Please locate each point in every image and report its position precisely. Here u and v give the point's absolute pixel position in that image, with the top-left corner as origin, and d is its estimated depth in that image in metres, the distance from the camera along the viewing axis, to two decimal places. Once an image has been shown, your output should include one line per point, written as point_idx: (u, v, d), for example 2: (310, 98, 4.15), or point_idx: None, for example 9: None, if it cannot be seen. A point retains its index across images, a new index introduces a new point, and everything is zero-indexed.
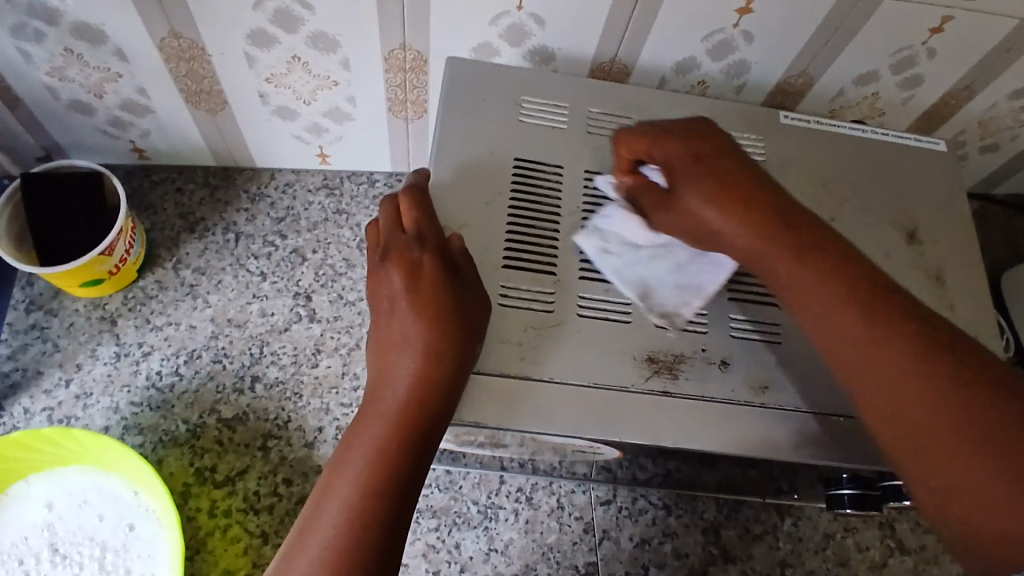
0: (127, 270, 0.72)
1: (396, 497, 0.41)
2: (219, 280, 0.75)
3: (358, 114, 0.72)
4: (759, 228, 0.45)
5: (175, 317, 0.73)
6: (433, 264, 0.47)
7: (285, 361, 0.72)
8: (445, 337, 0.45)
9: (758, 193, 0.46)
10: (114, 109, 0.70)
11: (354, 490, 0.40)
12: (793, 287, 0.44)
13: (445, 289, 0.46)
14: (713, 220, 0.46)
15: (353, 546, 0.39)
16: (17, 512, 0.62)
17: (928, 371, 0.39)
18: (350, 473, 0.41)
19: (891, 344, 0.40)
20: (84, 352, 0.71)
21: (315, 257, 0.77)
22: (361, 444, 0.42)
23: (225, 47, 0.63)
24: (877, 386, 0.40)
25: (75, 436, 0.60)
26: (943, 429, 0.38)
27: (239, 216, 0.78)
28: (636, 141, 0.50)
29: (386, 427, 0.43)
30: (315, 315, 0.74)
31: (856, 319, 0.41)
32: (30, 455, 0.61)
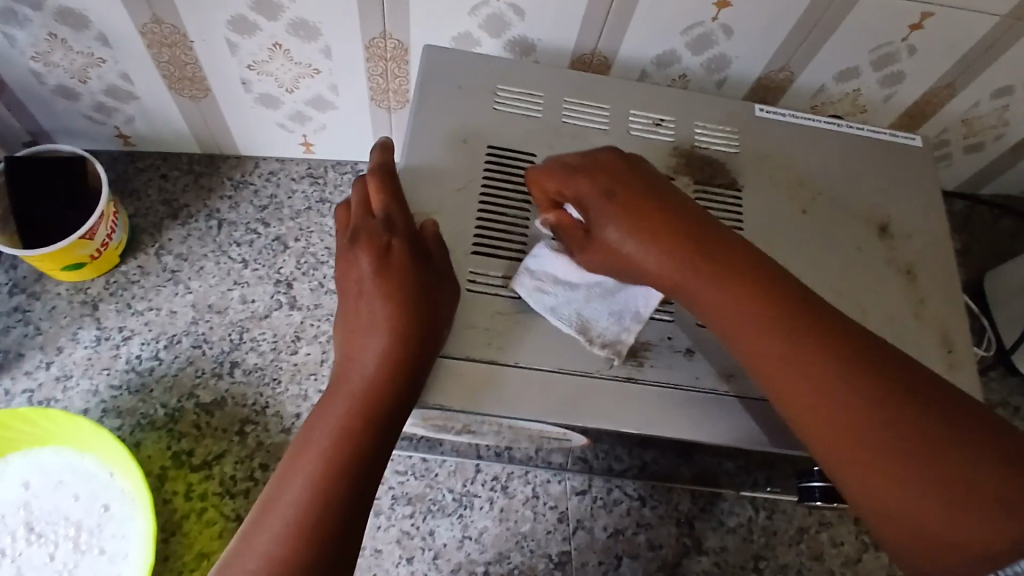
0: (109, 254, 0.72)
1: (360, 477, 0.41)
2: (201, 266, 0.75)
3: (340, 103, 0.73)
4: (674, 254, 0.44)
5: (156, 302, 0.73)
6: (402, 249, 0.47)
7: (265, 348, 0.72)
8: (414, 318, 0.45)
9: (675, 219, 0.45)
10: (98, 95, 0.71)
11: (317, 467, 0.41)
12: (724, 310, 0.43)
13: (414, 271, 0.47)
14: (636, 251, 0.45)
15: (315, 524, 0.39)
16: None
17: (848, 370, 0.39)
18: (317, 448, 0.41)
19: (814, 351, 0.40)
20: (66, 335, 0.71)
21: (297, 245, 0.77)
22: (326, 422, 0.43)
23: (208, 33, 0.64)
24: (803, 395, 0.40)
25: (51, 416, 0.61)
26: (857, 431, 0.38)
27: (222, 203, 0.78)
28: (549, 177, 0.49)
29: (352, 407, 0.43)
30: (295, 302, 0.74)
31: (776, 332, 0.41)
32: (7, 435, 0.62)
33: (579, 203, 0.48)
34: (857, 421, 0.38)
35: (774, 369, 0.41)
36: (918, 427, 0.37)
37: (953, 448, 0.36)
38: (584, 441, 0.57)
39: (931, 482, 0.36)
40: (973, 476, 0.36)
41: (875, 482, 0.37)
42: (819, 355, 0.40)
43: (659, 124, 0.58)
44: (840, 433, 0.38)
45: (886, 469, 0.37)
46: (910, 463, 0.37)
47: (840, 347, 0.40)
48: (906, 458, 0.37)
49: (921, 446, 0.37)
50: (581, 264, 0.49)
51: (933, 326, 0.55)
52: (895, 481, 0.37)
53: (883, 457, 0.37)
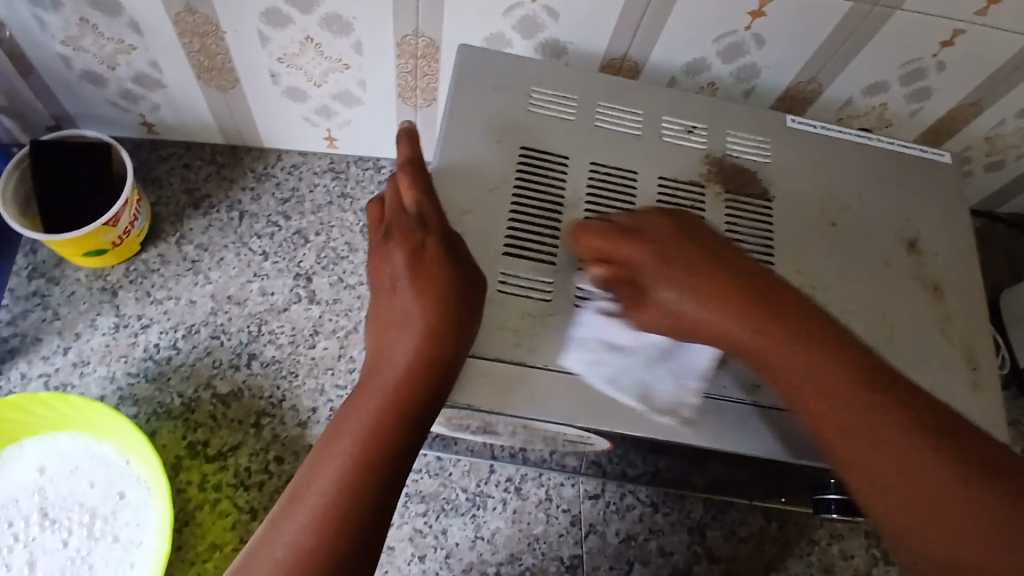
0: (131, 242, 0.72)
1: (390, 471, 0.41)
2: (222, 256, 0.75)
3: (367, 98, 0.73)
4: (722, 308, 0.43)
5: (176, 291, 0.73)
6: (437, 248, 0.47)
7: (283, 341, 0.72)
8: (447, 319, 0.45)
9: (716, 269, 0.45)
10: (125, 82, 0.71)
11: (346, 461, 0.40)
12: (790, 370, 0.42)
13: (448, 270, 0.47)
14: (684, 312, 0.44)
15: (344, 515, 0.39)
16: (7, 474, 0.62)
17: (893, 417, 0.39)
18: (347, 440, 0.41)
19: (877, 403, 0.40)
20: (84, 322, 0.71)
21: (317, 239, 0.77)
22: (357, 419, 0.42)
23: (240, 25, 0.64)
24: (858, 444, 0.40)
25: (71, 402, 0.60)
26: (922, 476, 0.38)
27: (244, 194, 0.78)
28: (595, 234, 0.48)
29: (383, 401, 0.43)
30: (314, 296, 0.74)
31: (841, 380, 0.41)
32: (26, 419, 0.61)
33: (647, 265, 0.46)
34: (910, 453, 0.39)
35: (827, 419, 0.41)
36: (954, 466, 0.38)
37: (992, 487, 0.37)
38: (605, 445, 0.56)
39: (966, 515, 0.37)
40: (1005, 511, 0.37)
41: (934, 527, 0.37)
42: (867, 406, 0.40)
43: (691, 132, 0.57)
44: (885, 468, 0.39)
45: (895, 477, 0.38)
46: (947, 496, 0.37)
47: (881, 395, 0.40)
48: (951, 487, 0.37)
49: (949, 476, 0.38)
50: (636, 325, 0.47)
51: (959, 343, 0.54)
52: (918, 490, 0.38)
53: (929, 499, 0.38)
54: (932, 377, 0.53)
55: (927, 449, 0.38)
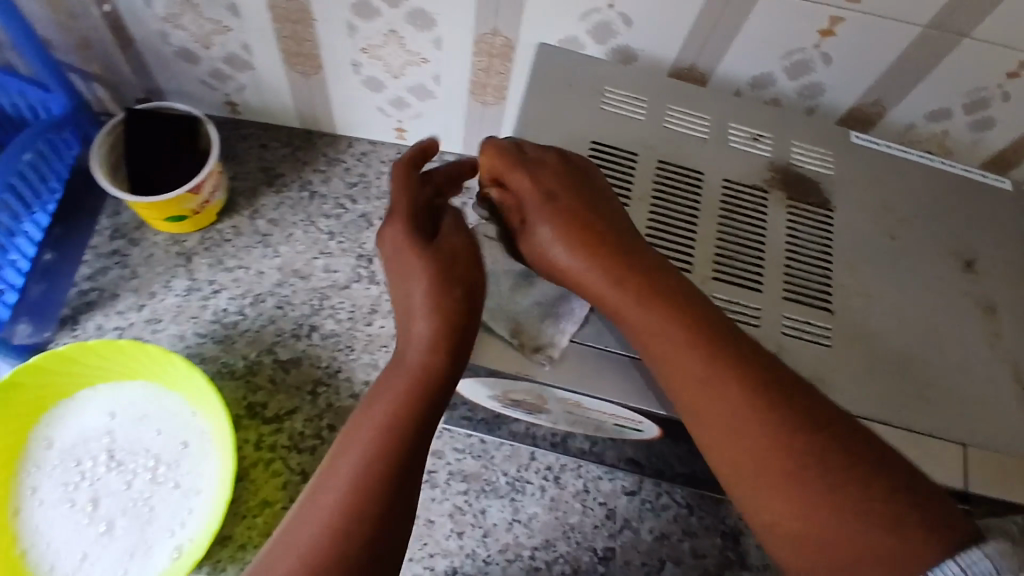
0: (209, 212, 0.76)
1: (406, 450, 0.45)
2: (291, 232, 0.79)
3: (440, 93, 0.76)
4: (591, 257, 0.49)
5: (246, 261, 0.77)
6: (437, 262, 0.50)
7: (343, 316, 0.75)
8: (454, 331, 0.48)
9: (600, 226, 0.50)
10: (217, 61, 0.75)
11: (367, 446, 0.44)
12: (642, 329, 0.47)
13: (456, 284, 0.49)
14: (557, 255, 0.50)
15: (366, 493, 0.42)
16: (81, 415, 0.65)
17: (745, 400, 0.43)
18: (369, 427, 0.45)
19: (727, 386, 0.43)
20: (159, 282, 0.75)
21: (381, 224, 0.81)
22: (378, 408, 0.46)
23: (330, 13, 0.68)
24: (718, 420, 0.43)
25: (147, 352, 0.63)
26: (759, 459, 0.42)
27: (316, 176, 0.83)
28: (495, 155, 0.53)
29: (403, 389, 0.47)
30: (374, 277, 0.78)
31: (690, 358, 0.45)
32: (102, 365, 0.64)
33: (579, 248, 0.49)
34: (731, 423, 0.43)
35: (688, 388, 0.44)
36: (781, 445, 0.42)
37: (862, 494, 0.40)
38: (654, 432, 0.54)
39: (813, 514, 0.40)
40: (858, 514, 0.39)
41: (769, 508, 0.42)
42: (717, 386, 0.44)
43: (756, 140, 0.59)
44: (733, 450, 0.43)
45: (755, 466, 0.42)
46: (765, 467, 0.42)
47: (703, 358, 0.44)
48: (794, 477, 0.41)
49: (755, 448, 0.42)
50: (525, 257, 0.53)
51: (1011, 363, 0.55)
52: (760, 473, 0.42)
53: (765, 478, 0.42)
54: (982, 394, 0.53)
55: (793, 444, 0.41)
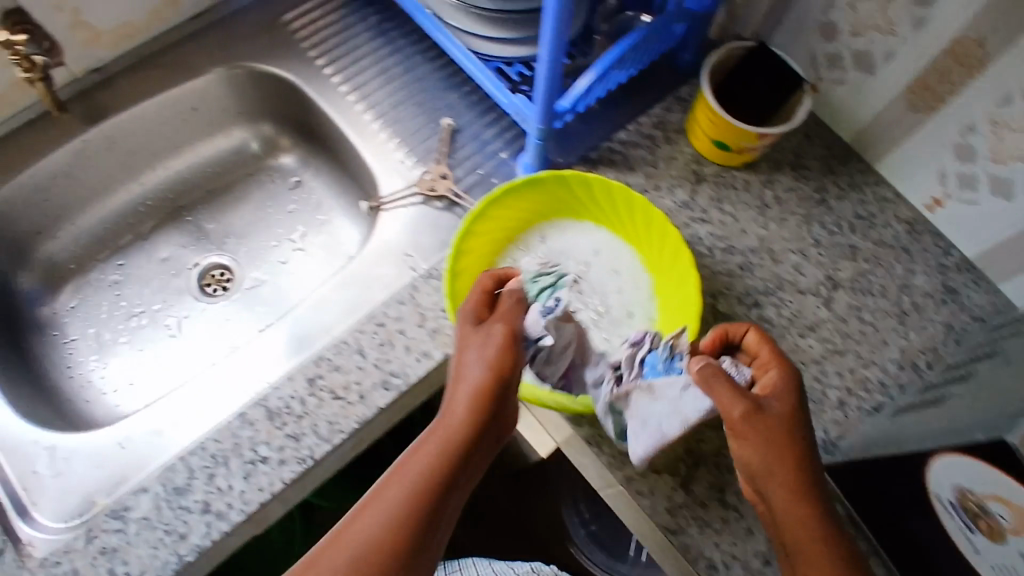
0: (743, 157, 0.81)
1: (469, 445, 0.56)
2: (787, 218, 0.82)
3: (1020, 199, 0.73)
4: (788, 391, 0.56)
5: (738, 215, 0.81)
6: (464, 398, 0.57)
7: (785, 314, 0.77)
8: (474, 442, 0.56)
9: (795, 389, 0.57)
10: (846, 51, 0.79)
11: (442, 445, 0.55)
12: (778, 412, 0.55)
13: (489, 414, 0.57)
14: (769, 366, 0.58)
15: (442, 470, 0.54)
16: (574, 237, 0.73)
17: (802, 481, 0.54)
18: (444, 429, 0.56)
19: (800, 467, 0.54)
20: (667, 183, 0.82)
21: (863, 264, 0.81)
22: (455, 412, 0.57)
23: (1002, 76, 0.68)
24: (787, 489, 0.54)
25: (665, 233, 0.68)
26: (806, 523, 0.53)
27: (834, 189, 0.84)
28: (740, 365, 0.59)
29: (468, 399, 0.57)
30: (830, 302, 0.79)
31: (794, 449, 0.54)
32: (622, 216, 0.71)
33: (747, 406, 0.54)
34: (789, 498, 0.54)
35: (775, 460, 0.54)
36: (817, 520, 0.53)
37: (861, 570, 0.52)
38: None
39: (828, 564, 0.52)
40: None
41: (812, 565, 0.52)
42: (791, 466, 0.54)
43: None
44: (795, 520, 0.53)
45: (811, 546, 0.52)
46: (820, 532, 0.53)
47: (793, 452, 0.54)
48: (828, 546, 0.52)
49: (807, 516, 0.53)
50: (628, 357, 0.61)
51: None
52: (806, 537, 0.53)
53: (812, 543, 0.52)
54: None
55: (829, 534, 0.53)
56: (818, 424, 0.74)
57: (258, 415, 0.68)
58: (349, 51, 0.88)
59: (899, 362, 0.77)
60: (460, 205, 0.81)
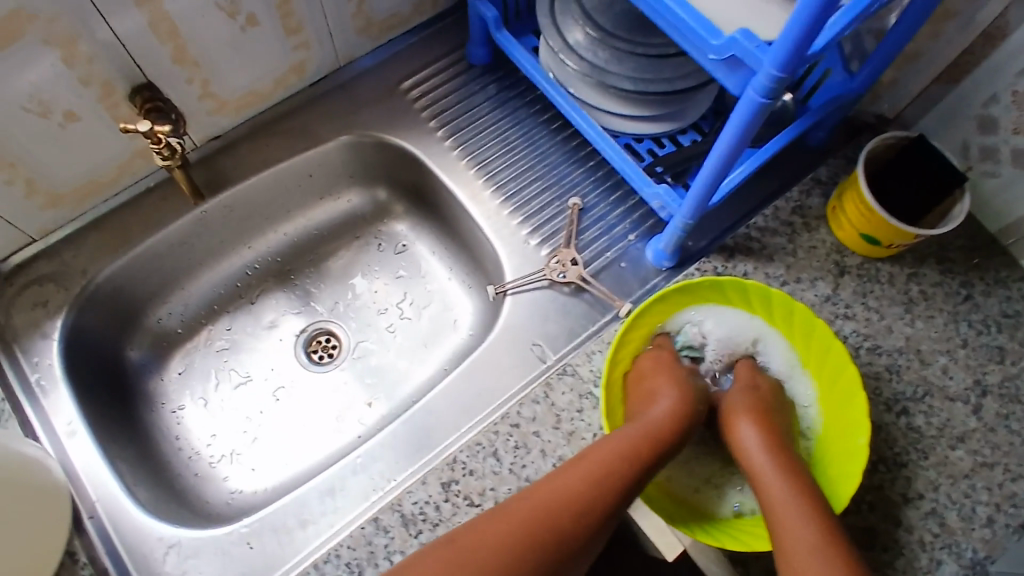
0: (887, 251, 0.76)
1: (646, 471, 0.61)
2: (933, 315, 0.78)
3: None
4: (766, 397, 0.69)
5: (882, 311, 0.77)
6: (632, 441, 0.62)
7: (934, 423, 0.73)
8: (629, 486, 0.60)
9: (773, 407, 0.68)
10: (1005, 145, 0.73)
11: (614, 454, 0.61)
12: (767, 425, 0.66)
13: (647, 465, 0.61)
14: (759, 386, 0.70)
15: (614, 477, 0.60)
16: (731, 328, 0.73)
17: (790, 477, 0.62)
18: (615, 441, 0.62)
19: (792, 467, 0.63)
20: (808, 275, 0.78)
21: (1010, 367, 0.76)
22: (626, 432, 0.63)
23: None
24: (769, 474, 0.62)
25: (835, 361, 0.65)
26: (791, 511, 0.59)
27: (979, 284, 0.79)
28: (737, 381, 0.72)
29: (647, 429, 0.64)
30: (979, 410, 0.74)
31: (779, 452, 0.64)
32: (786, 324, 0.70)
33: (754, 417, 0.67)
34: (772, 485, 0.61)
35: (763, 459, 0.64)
36: (809, 511, 0.58)
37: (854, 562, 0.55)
38: None
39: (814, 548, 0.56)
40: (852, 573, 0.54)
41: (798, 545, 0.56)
42: (778, 463, 0.63)
43: None
44: (778, 504, 0.60)
45: (782, 517, 0.59)
46: (801, 517, 0.58)
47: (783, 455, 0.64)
48: (806, 523, 0.57)
49: (798, 504, 0.59)
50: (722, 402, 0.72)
51: None
52: (787, 518, 0.58)
53: (791, 521, 0.58)
54: None
55: (821, 528, 0.57)
56: (966, 543, 0.69)
57: (392, 521, 0.66)
58: (468, 121, 0.85)
59: None
60: (589, 291, 0.77)
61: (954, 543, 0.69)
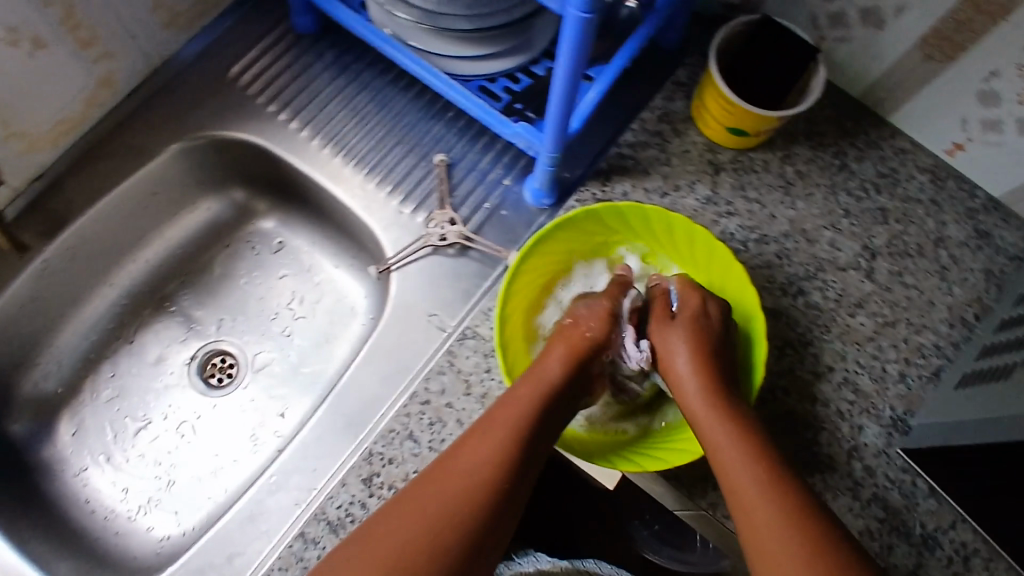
0: (755, 139, 0.75)
1: (536, 439, 0.58)
2: (812, 192, 0.78)
3: None
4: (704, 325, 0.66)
5: (764, 200, 0.77)
6: (531, 395, 0.60)
7: (831, 296, 0.74)
8: (532, 448, 0.58)
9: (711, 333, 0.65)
10: (849, 9, 0.73)
11: (502, 427, 0.57)
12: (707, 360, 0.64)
13: (540, 425, 0.59)
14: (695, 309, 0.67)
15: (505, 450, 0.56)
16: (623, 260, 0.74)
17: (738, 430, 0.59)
18: (502, 415, 0.58)
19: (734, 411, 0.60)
20: (686, 180, 0.76)
21: (895, 226, 0.77)
22: (514, 403, 0.60)
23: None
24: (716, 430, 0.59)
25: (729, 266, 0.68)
26: (736, 464, 0.57)
27: (852, 150, 0.80)
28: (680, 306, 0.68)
29: (533, 394, 0.61)
30: (872, 274, 0.75)
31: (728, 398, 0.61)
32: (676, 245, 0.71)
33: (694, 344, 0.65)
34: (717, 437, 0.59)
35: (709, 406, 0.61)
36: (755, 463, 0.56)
37: (802, 504, 0.53)
38: None
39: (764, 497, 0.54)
40: (796, 516, 0.52)
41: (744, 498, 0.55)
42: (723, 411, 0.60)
43: None
44: (723, 458, 0.58)
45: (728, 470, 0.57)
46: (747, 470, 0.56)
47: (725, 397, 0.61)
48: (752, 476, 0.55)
49: (746, 456, 0.57)
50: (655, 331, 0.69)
51: None
52: (733, 473, 0.56)
53: (738, 474, 0.56)
54: None
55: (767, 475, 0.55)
56: (882, 403, 0.71)
57: (320, 531, 0.63)
58: (311, 98, 0.79)
59: (947, 321, 0.74)
60: (475, 248, 0.74)
61: (871, 405, 0.71)
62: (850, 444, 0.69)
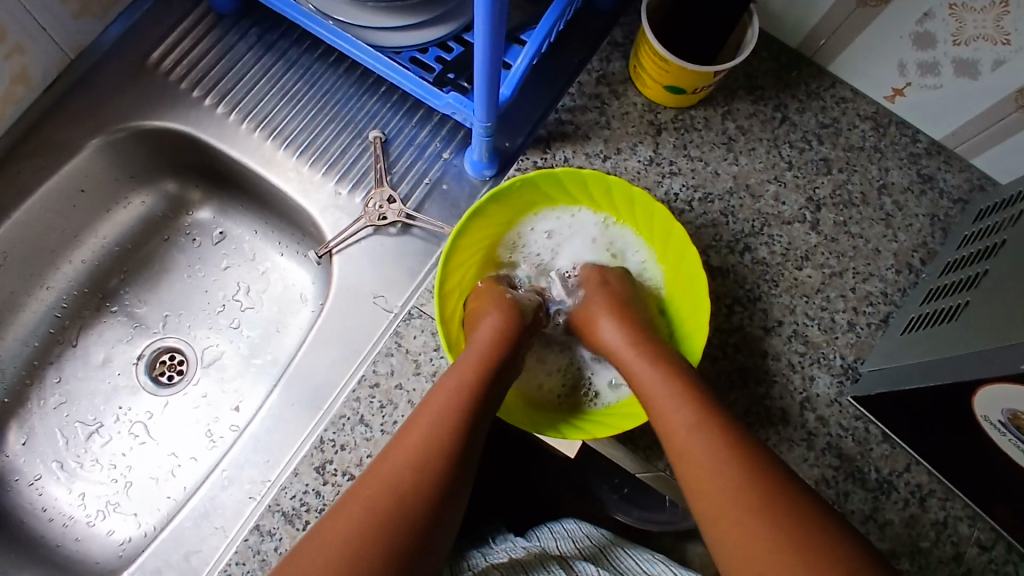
0: (695, 97, 0.74)
1: (482, 408, 0.56)
2: (754, 146, 0.77)
3: (983, 78, 0.69)
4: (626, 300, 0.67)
5: (707, 158, 0.76)
6: (469, 365, 0.58)
7: (777, 250, 0.74)
8: (479, 414, 0.55)
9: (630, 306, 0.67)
10: None
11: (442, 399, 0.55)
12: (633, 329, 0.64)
13: (483, 395, 0.56)
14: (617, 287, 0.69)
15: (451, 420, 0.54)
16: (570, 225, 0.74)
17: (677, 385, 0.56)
18: (440, 390, 0.56)
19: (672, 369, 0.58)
20: (627, 142, 0.75)
21: (839, 175, 0.77)
22: (450, 376, 0.57)
23: None
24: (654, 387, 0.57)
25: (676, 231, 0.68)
26: (678, 420, 0.54)
27: (793, 102, 0.79)
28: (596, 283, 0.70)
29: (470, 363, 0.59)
30: (817, 225, 0.75)
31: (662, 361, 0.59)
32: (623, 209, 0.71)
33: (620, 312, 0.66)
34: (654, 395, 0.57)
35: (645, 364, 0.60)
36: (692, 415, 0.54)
37: (758, 454, 0.50)
38: None
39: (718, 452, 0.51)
40: (756, 466, 0.49)
41: (690, 458, 0.51)
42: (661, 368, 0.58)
43: None
44: (664, 412, 0.55)
45: (673, 431, 0.54)
46: (697, 425, 0.53)
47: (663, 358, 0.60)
48: (700, 430, 0.53)
49: (687, 410, 0.54)
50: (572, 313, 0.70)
51: None
52: (677, 430, 0.53)
53: (682, 431, 0.53)
54: None
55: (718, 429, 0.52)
56: (834, 352, 0.71)
57: (275, 523, 0.62)
58: (239, 81, 0.77)
59: (893, 268, 0.74)
60: (418, 225, 0.73)
61: (822, 356, 0.71)
62: (803, 396, 0.70)
